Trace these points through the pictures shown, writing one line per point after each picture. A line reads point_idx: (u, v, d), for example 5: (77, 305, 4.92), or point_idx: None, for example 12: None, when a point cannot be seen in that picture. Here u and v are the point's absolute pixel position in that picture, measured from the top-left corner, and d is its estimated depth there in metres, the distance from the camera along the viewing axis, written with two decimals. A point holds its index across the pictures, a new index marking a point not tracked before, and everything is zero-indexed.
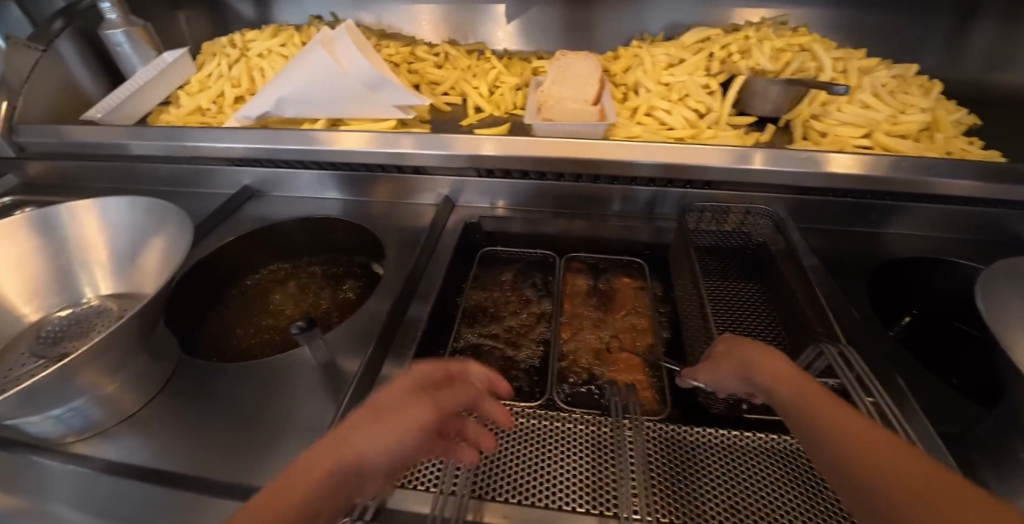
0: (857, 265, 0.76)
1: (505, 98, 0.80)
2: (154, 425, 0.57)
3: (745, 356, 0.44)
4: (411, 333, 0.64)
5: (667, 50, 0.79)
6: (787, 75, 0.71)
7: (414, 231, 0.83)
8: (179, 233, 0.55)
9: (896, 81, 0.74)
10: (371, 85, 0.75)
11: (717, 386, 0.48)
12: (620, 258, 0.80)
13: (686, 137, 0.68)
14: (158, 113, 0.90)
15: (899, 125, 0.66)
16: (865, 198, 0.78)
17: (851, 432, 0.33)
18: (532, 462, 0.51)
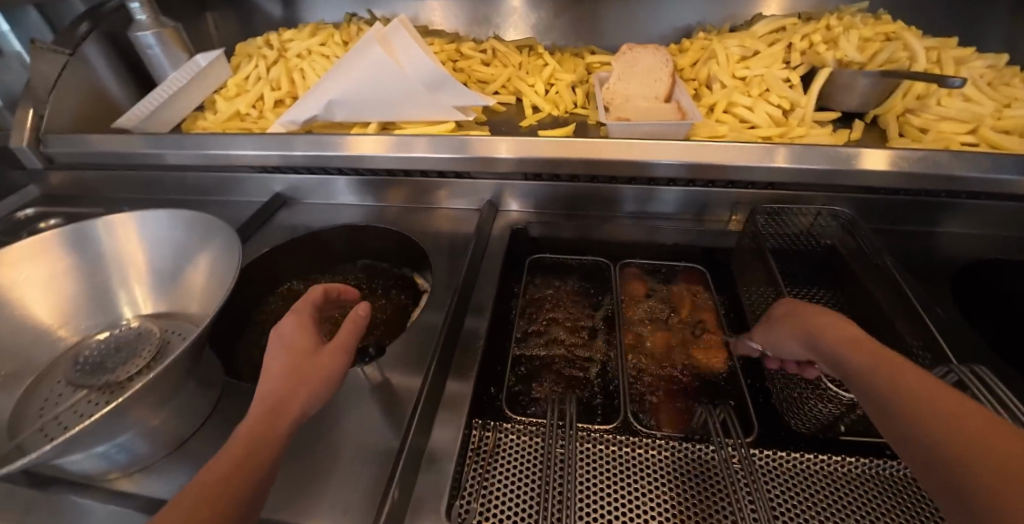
0: (932, 270, 0.71)
1: (564, 96, 0.76)
2: (201, 457, 0.53)
3: (821, 328, 0.44)
4: (469, 349, 0.60)
5: (742, 42, 0.74)
6: (876, 66, 0.67)
7: (458, 238, 0.78)
8: (229, 248, 0.51)
9: (992, 72, 0.69)
10: (431, 86, 0.72)
11: (772, 348, 0.50)
12: (677, 264, 0.75)
13: (773, 136, 0.64)
14: (196, 119, 0.86)
15: (1004, 120, 0.62)
16: (940, 197, 0.73)
17: (950, 415, 0.33)
18: (615, 492, 0.48)
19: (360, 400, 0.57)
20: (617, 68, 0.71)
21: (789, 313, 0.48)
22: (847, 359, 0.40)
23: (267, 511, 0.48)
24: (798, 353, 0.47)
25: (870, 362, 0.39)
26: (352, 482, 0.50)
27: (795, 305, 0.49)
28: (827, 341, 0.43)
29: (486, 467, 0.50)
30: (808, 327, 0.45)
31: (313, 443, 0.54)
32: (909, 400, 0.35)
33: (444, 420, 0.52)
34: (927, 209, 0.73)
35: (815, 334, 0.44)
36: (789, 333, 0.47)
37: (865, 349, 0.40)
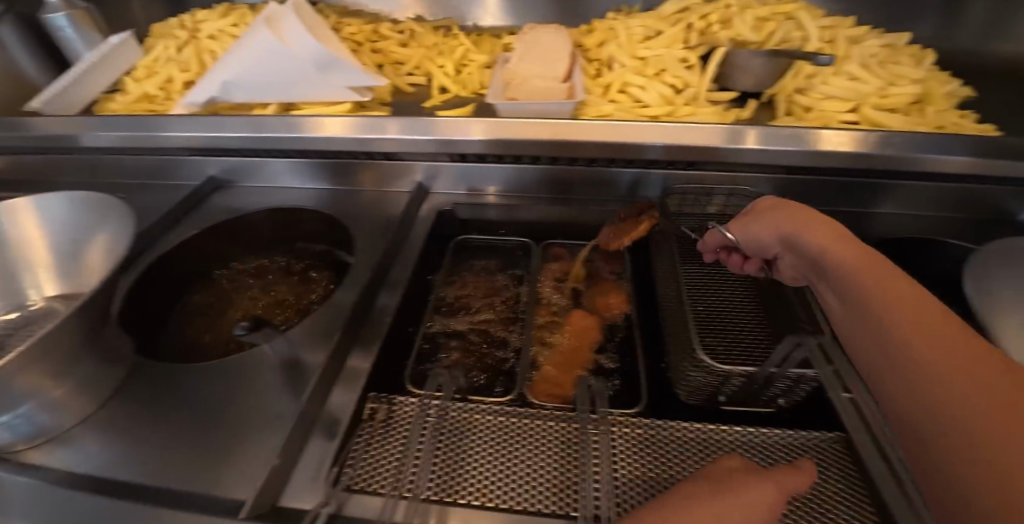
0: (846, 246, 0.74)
1: (472, 77, 0.78)
2: (108, 429, 0.55)
3: (796, 223, 0.48)
4: (377, 325, 0.62)
5: (644, 22, 0.76)
6: (770, 46, 0.69)
7: (385, 218, 0.79)
8: (123, 226, 0.53)
9: (886, 51, 0.71)
10: (322, 66, 0.71)
11: (747, 240, 0.53)
12: (598, 243, 0.76)
13: (661, 115, 0.65)
14: (106, 102, 0.88)
15: (889, 97, 0.64)
16: (859, 176, 0.76)
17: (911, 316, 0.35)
18: (497, 459, 0.49)
19: (266, 375, 0.59)
20: (519, 51, 0.71)
21: (771, 207, 0.52)
22: (819, 253, 0.45)
23: (165, 480, 0.50)
24: (769, 243, 0.51)
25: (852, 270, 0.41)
26: (251, 450, 0.52)
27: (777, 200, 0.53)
28: (802, 235, 0.47)
29: (377, 434, 0.51)
30: (784, 218, 0.49)
31: (218, 415, 0.56)
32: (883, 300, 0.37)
33: (342, 390, 0.54)
34: (849, 189, 0.76)
35: (794, 230, 0.48)
36: (762, 223, 0.52)
37: (840, 246, 0.43)
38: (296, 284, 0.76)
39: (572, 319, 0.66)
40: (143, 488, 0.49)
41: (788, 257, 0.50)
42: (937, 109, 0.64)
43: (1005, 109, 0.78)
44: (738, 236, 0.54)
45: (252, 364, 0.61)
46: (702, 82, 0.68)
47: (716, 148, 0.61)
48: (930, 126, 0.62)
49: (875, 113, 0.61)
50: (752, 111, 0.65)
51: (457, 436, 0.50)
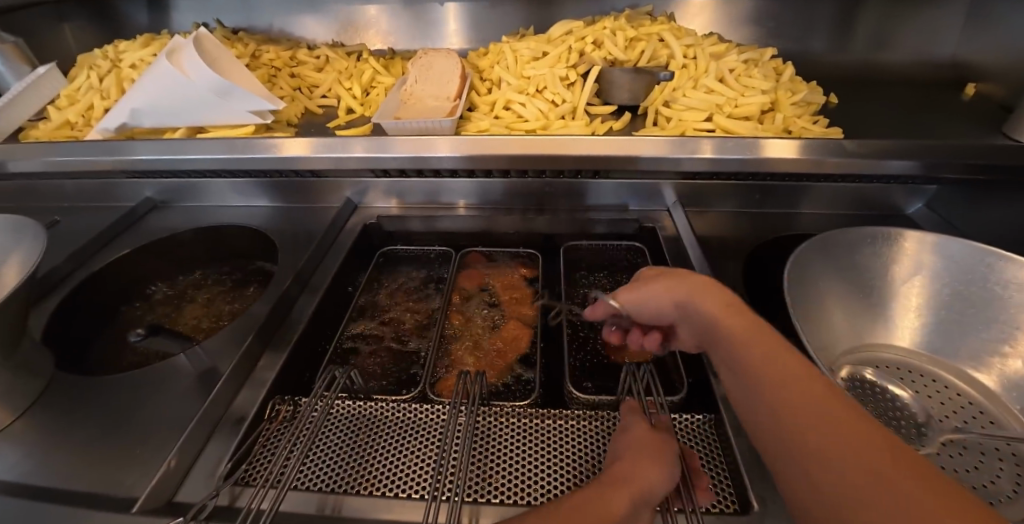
0: (754, 239, 0.81)
1: (376, 98, 0.85)
2: (23, 439, 0.57)
3: (695, 295, 0.45)
4: (289, 331, 0.65)
5: (530, 45, 0.82)
6: (641, 64, 0.77)
7: (312, 232, 0.83)
8: (36, 244, 0.58)
9: (744, 66, 0.77)
10: (219, 92, 0.77)
11: (639, 306, 0.50)
12: (514, 250, 0.81)
13: (537, 129, 0.73)
14: (29, 128, 0.93)
15: (740, 107, 0.71)
16: (767, 181, 0.83)
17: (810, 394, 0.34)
18: (387, 451, 0.52)
19: (182, 382, 0.62)
20: (414, 74, 0.79)
21: (655, 276, 0.50)
22: (722, 324, 0.42)
23: (71, 483, 0.52)
24: (667, 313, 0.48)
25: (751, 348, 0.39)
26: (158, 451, 0.54)
27: (662, 269, 0.52)
28: (699, 303, 0.44)
29: (277, 432, 0.54)
30: (680, 284, 0.47)
31: (131, 421, 0.58)
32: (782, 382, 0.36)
33: (248, 392, 0.57)
34: (762, 192, 0.84)
35: (689, 299, 0.45)
36: (657, 291, 0.48)
37: (732, 317, 0.42)
38: (229, 296, 0.79)
39: (506, 329, 0.69)
40: (47, 491, 0.51)
41: (686, 327, 0.48)
42: (784, 116, 0.70)
43: (879, 114, 0.85)
44: (629, 307, 0.50)
45: (170, 373, 0.63)
46: (579, 97, 0.75)
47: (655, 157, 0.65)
48: (776, 133, 0.69)
49: (723, 121, 0.69)
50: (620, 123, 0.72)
51: (352, 431, 0.54)
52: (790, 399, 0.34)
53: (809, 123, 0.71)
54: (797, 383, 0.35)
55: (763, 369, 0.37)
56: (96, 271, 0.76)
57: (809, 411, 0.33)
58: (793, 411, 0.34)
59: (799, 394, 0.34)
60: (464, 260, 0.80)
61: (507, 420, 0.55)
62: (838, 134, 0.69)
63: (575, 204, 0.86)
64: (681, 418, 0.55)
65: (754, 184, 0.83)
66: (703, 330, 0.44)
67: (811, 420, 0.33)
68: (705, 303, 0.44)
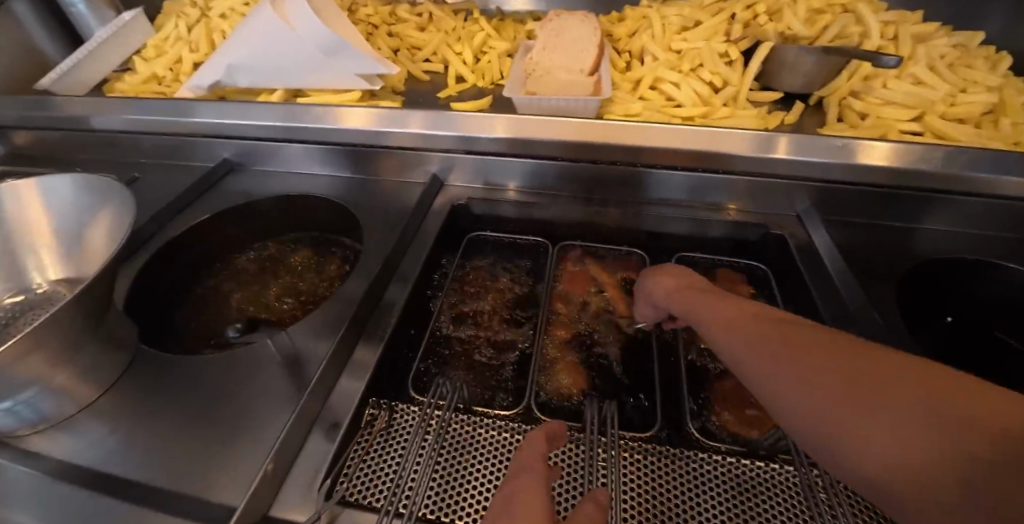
0: (885, 267, 0.65)
1: (490, 66, 0.81)
2: (109, 417, 0.54)
3: (655, 287, 0.52)
4: (385, 318, 0.59)
5: (682, 12, 0.79)
6: (823, 41, 0.72)
7: (399, 210, 0.76)
8: (125, 210, 0.52)
9: (957, 52, 0.73)
10: (327, 50, 0.74)
11: (646, 320, 0.57)
12: (619, 249, 0.72)
13: (695, 115, 0.70)
14: (112, 81, 0.90)
15: (956, 107, 0.66)
16: (900, 189, 0.66)
17: (742, 335, 0.38)
18: (497, 479, 0.46)
19: (266, 369, 0.57)
20: (542, 39, 0.73)
21: (648, 280, 0.54)
22: (680, 304, 0.48)
23: (159, 477, 0.48)
24: (661, 313, 0.53)
25: (717, 320, 0.41)
26: (245, 450, 0.50)
27: (650, 272, 0.55)
28: (680, 302, 0.48)
29: (373, 443, 0.49)
30: (650, 290, 0.53)
31: (216, 409, 0.54)
32: (727, 331, 0.39)
33: (342, 389, 0.52)
34: (891, 201, 0.67)
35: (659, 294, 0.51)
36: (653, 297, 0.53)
37: (686, 293, 0.48)
38: (310, 272, 0.74)
39: (614, 343, 0.61)
40: (135, 486, 0.47)
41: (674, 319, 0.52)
42: (1012, 124, 0.65)
43: None
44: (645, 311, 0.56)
45: (253, 357, 0.59)
46: (741, 79, 0.71)
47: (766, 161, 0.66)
48: (1004, 143, 0.63)
49: (938, 125, 0.64)
50: (795, 117, 0.69)
51: (457, 450, 0.48)
52: (739, 341, 0.38)
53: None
54: (749, 332, 0.37)
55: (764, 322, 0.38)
56: (175, 236, 0.72)
57: (775, 352, 0.34)
58: (753, 358, 0.36)
59: (741, 339, 0.38)
60: (562, 253, 0.72)
61: (631, 457, 0.48)
62: None
63: (690, 198, 0.73)
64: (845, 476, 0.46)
65: (910, 195, 0.66)
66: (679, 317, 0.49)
67: (768, 357, 0.34)
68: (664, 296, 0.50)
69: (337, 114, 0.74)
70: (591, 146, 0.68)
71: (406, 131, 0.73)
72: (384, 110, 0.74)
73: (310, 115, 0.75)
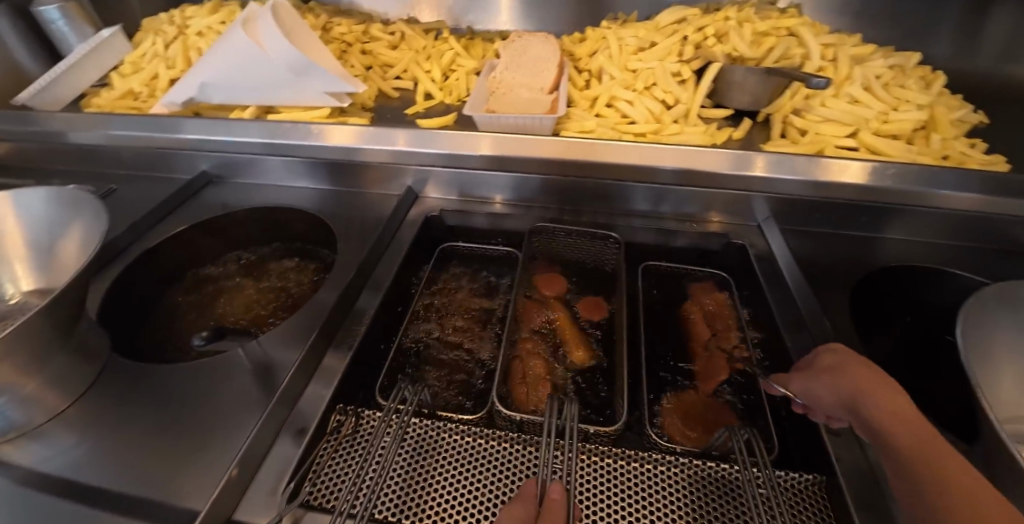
0: (837, 275, 0.68)
1: (458, 83, 0.84)
2: (78, 425, 0.55)
3: (866, 387, 0.43)
4: (355, 326, 0.61)
5: (637, 33, 0.82)
6: (767, 63, 0.76)
7: (374, 221, 0.77)
8: (97, 223, 0.53)
9: (892, 72, 0.77)
10: (297, 71, 0.76)
11: (806, 398, 0.47)
12: (593, 232, 0.74)
13: (647, 133, 0.73)
14: (91, 95, 0.91)
15: (890, 124, 0.70)
16: (859, 201, 0.69)
17: (910, 443, 0.39)
18: (457, 481, 0.47)
19: (237, 377, 0.58)
20: (506, 60, 0.77)
21: (832, 366, 0.46)
22: (887, 425, 0.41)
23: (127, 484, 0.49)
24: (833, 408, 0.45)
25: (884, 408, 0.41)
26: (213, 456, 0.51)
27: (841, 360, 0.47)
28: (871, 403, 0.42)
29: (338, 448, 0.50)
30: (849, 380, 0.44)
31: (187, 417, 0.55)
32: (886, 426, 0.41)
33: (310, 396, 0.54)
34: (849, 212, 0.70)
35: (858, 391, 0.43)
36: (826, 382, 0.45)
37: (897, 414, 0.41)
38: (286, 281, 0.76)
39: (576, 346, 0.63)
40: (101, 492, 0.48)
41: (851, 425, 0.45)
42: (941, 140, 0.69)
43: (1009, 140, 0.76)
44: (801, 393, 0.48)
45: (225, 365, 0.60)
46: (691, 97, 0.75)
47: (725, 174, 0.69)
48: (932, 158, 0.67)
49: (871, 140, 0.68)
50: (742, 133, 0.72)
51: (420, 453, 0.50)
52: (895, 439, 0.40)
53: (965, 148, 0.70)
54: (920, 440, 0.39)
55: (868, 387, 0.43)
56: (151, 247, 0.73)
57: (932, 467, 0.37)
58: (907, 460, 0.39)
59: (898, 442, 0.40)
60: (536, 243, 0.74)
61: (589, 457, 0.49)
62: (1002, 167, 0.67)
63: (656, 209, 0.75)
64: (787, 475, 0.48)
65: (868, 206, 0.69)
66: (865, 424, 0.42)
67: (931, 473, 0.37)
68: (875, 404, 0.42)
69: (325, 131, 0.76)
70: (562, 162, 0.71)
71: (386, 147, 0.75)
72: (366, 127, 0.77)
73: (285, 130, 0.77)
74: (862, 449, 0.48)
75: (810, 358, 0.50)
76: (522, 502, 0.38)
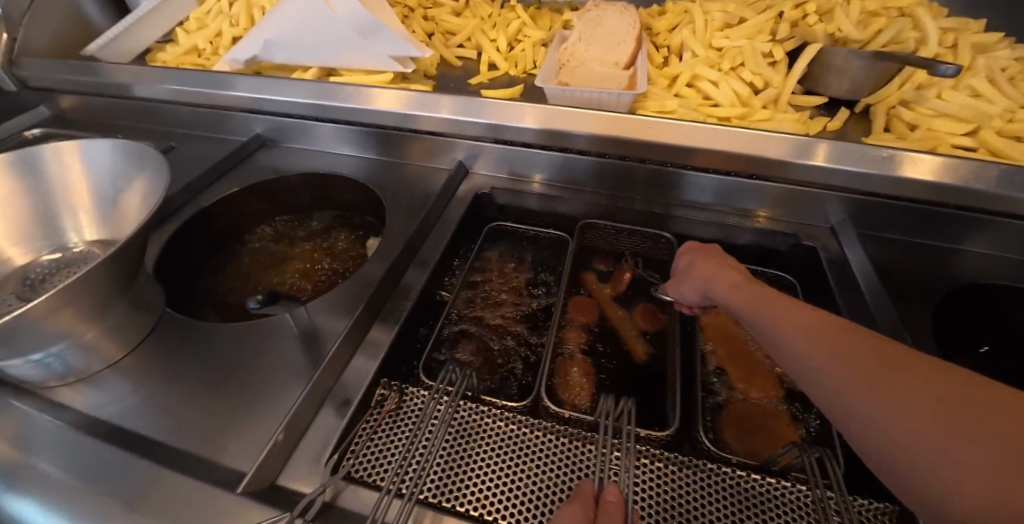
0: (919, 288, 0.62)
1: (524, 55, 0.80)
2: (132, 375, 0.56)
3: (716, 276, 0.49)
4: (401, 301, 0.60)
5: (726, 7, 0.76)
6: (877, 46, 0.69)
7: (422, 195, 0.76)
8: (160, 177, 0.53)
9: (1018, 65, 0.69)
10: (363, 32, 0.74)
11: (678, 298, 0.55)
12: (646, 230, 0.70)
13: (732, 116, 0.67)
14: (155, 51, 0.92)
15: (1014, 123, 0.62)
16: (945, 208, 0.62)
17: (788, 328, 0.39)
18: (499, 469, 0.46)
19: (283, 341, 0.58)
20: (579, 30, 0.71)
21: (686, 268, 0.54)
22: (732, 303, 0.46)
23: (175, 437, 0.49)
24: (696, 300, 0.53)
25: (761, 310, 0.42)
26: (256, 418, 0.51)
27: (697, 256, 0.53)
28: (718, 289, 0.48)
29: (381, 424, 0.49)
30: (702, 274, 0.51)
31: (234, 377, 0.55)
32: (774, 322, 0.41)
33: (355, 368, 0.53)
34: (933, 220, 0.64)
35: (711, 282, 0.49)
36: (683, 284, 0.53)
37: (749, 293, 0.45)
38: (332, 249, 0.75)
39: (629, 344, 0.60)
40: (151, 442, 0.49)
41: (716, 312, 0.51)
42: None
43: None
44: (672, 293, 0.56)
45: (272, 328, 0.60)
46: (783, 80, 0.69)
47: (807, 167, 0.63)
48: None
49: (993, 139, 0.60)
50: (839, 124, 0.66)
51: (464, 437, 0.48)
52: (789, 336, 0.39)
53: None
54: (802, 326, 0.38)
55: (730, 285, 0.47)
56: (205, 206, 0.74)
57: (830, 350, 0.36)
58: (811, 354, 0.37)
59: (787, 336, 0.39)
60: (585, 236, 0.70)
61: (639, 459, 0.47)
62: None
63: (720, 202, 0.71)
64: (857, 500, 0.44)
65: (952, 214, 0.63)
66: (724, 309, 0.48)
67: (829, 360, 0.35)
68: (719, 288, 0.48)
69: (371, 94, 0.74)
70: (625, 143, 0.66)
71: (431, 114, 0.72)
72: (418, 94, 0.74)
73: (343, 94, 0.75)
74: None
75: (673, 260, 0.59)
76: (578, 504, 0.35)
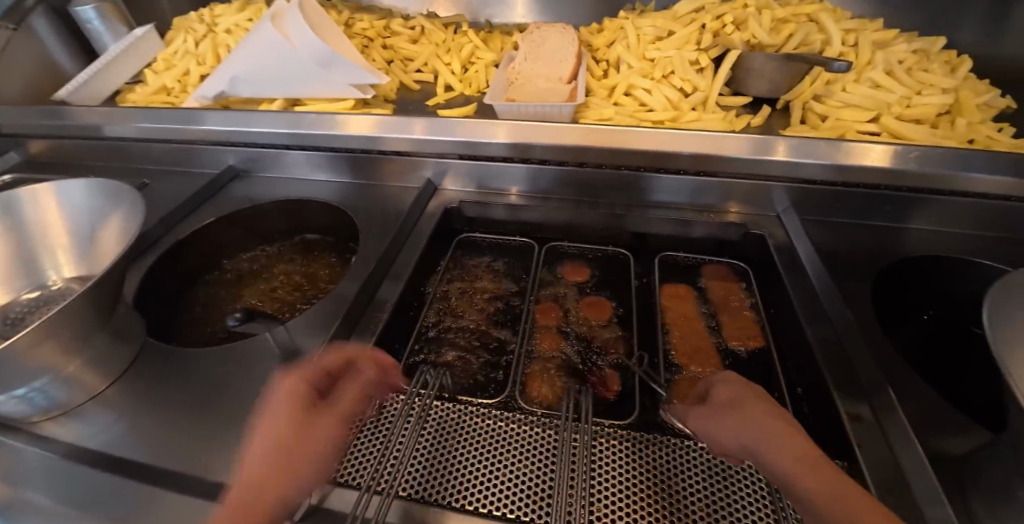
0: (860, 263, 0.67)
1: (477, 76, 0.85)
2: (116, 405, 0.57)
3: (744, 409, 0.41)
4: (377, 314, 0.63)
5: (655, 23, 0.82)
6: (788, 49, 0.76)
7: (393, 214, 0.79)
8: (135, 212, 0.56)
9: (916, 57, 0.76)
10: (324, 63, 0.80)
11: (714, 441, 0.43)
12: (603, 249, 0.75)
13: (664, 120, 0.73)
14: (126, 92, 0.95)
15: (913, 108, 0.69)
16: (879, 189, 0.68)
17: (791, 474, 0.36)
18: (477, 461, 0.49)
19: (264, 360, 0.61)
20: (524, 50, 0.78)
21: (729, 401, 0.43)
22: (750, 446, 0.39)
23: (163, 460, 0.51)
24: (734, 452, 0.41)
25: (764, 446, 0.38)
26: (241, 434, 0.53)
27: (741, 394, 0.44)
28: (749, 436, 0.39)
29: (364, 429, 0.52)
30: (740, 416, 0.41)
31: (217, 398, 0.57)
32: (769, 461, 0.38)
33: None
34: (870, 202, 0.69)
35: (744, 428, 0.40)
36: (726, 422, 0.41)
37: (773, 442, 0.38)
38: (310, 271, 0.78)
39: (602, 342, 0.63)
40: (138, 466, 0.50)
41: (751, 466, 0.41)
42: (967, 122, 0.68)
43: None
44: (703, 433, 0.44)
45: (254, 350, 0.62)
46: (709, 86, 0.75)
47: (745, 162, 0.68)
48: (958, 142, 0.66)
49: (893, 124, 0.67)
50: (761, 120, 0.72)
51: (442, 435, 0.51)
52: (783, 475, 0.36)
53: (992, 132, 0.68)
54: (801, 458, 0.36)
55: (773, 438, 0.38)
56: (183, 237, 0.76)
57: (817, 482, 0.34)
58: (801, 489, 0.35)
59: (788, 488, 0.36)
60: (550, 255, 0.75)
61: (608, 442, 0.50)
62: None
63: (672, 199, 0.75)
64: None
65: (885, 194, 0.68)
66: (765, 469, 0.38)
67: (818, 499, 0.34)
68: (749, 432, 0.39)
69: (342, 121, 0.78)
70: (585, 149, 0.71)
71: (404, 136, 0.76)
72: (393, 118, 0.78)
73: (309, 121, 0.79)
74: (888, 444, 0.46)
75: (708, 386, 0.48)
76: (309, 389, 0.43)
